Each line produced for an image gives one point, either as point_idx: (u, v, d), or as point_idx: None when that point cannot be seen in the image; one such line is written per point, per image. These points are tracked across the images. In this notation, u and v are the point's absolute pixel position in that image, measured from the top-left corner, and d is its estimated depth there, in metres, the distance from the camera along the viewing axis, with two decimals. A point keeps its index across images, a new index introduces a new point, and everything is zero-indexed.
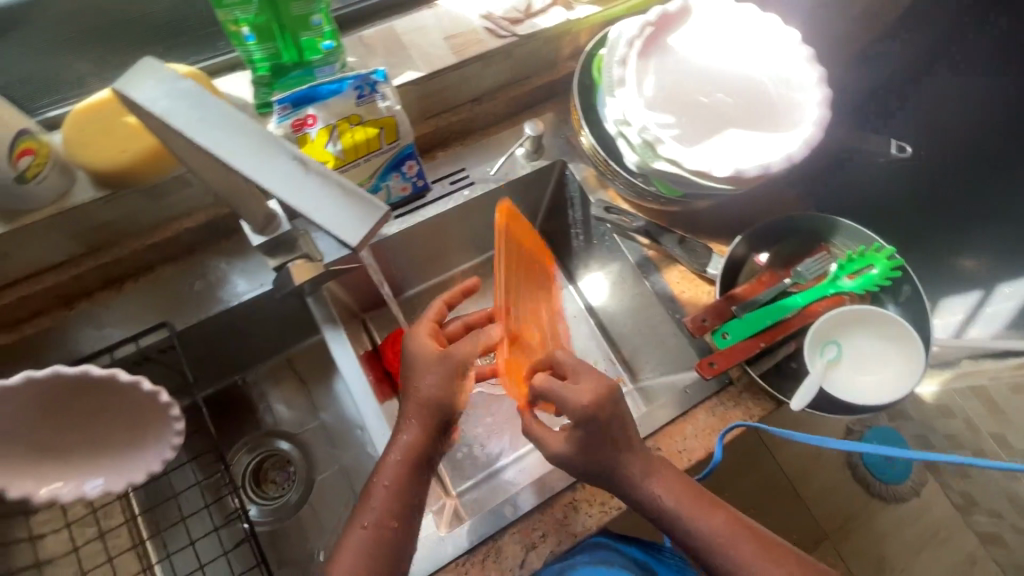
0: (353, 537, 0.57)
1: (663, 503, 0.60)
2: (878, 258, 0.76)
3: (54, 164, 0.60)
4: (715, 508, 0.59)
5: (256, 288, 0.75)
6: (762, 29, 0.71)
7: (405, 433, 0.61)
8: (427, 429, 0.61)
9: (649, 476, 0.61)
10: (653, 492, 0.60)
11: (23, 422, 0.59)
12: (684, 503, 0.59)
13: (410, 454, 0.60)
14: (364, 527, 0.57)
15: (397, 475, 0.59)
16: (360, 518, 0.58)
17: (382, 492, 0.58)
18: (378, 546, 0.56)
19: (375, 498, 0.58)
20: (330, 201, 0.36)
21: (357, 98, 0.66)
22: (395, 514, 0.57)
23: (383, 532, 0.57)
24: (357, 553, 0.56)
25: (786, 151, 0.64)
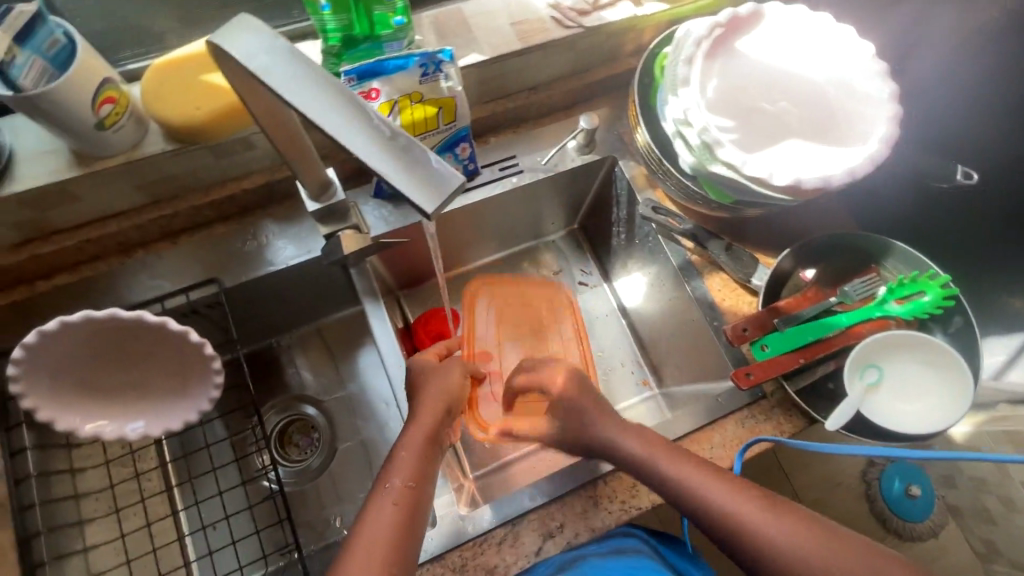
0: (377, 502, 0.55)
1: (663, 470, 0.61)
2: (930, 285, 0.73)
3: (130, 115, 0.62)
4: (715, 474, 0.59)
5: (303, 253, 0.77)
6: (837, 39, 0.70)
7: (420, 411, 0.64)
8: (440, 410, 0.65)
9: (646, 446, 0.64)
10: (650, 460, 0.63)
11: (79, 355, 0.62)
12: (678, 469, 0.61)
13: (427, 430, 0.62)
14: (392, 501, 0.55)
15: (414, 447, 0.60)
16: (381, 484, 0.57)
17: (404, 460, 0.59)
18: (406, 513, 0.54)
19: (395, 466, 0.58)
20: (408, 166, 0.37)
21: (421, 76, 0.67)
22: (416, 477, 0.57)
23: (408, 500, 0.55)
24: (389, 515, 0.53)
25: (848, 166, 0.63)
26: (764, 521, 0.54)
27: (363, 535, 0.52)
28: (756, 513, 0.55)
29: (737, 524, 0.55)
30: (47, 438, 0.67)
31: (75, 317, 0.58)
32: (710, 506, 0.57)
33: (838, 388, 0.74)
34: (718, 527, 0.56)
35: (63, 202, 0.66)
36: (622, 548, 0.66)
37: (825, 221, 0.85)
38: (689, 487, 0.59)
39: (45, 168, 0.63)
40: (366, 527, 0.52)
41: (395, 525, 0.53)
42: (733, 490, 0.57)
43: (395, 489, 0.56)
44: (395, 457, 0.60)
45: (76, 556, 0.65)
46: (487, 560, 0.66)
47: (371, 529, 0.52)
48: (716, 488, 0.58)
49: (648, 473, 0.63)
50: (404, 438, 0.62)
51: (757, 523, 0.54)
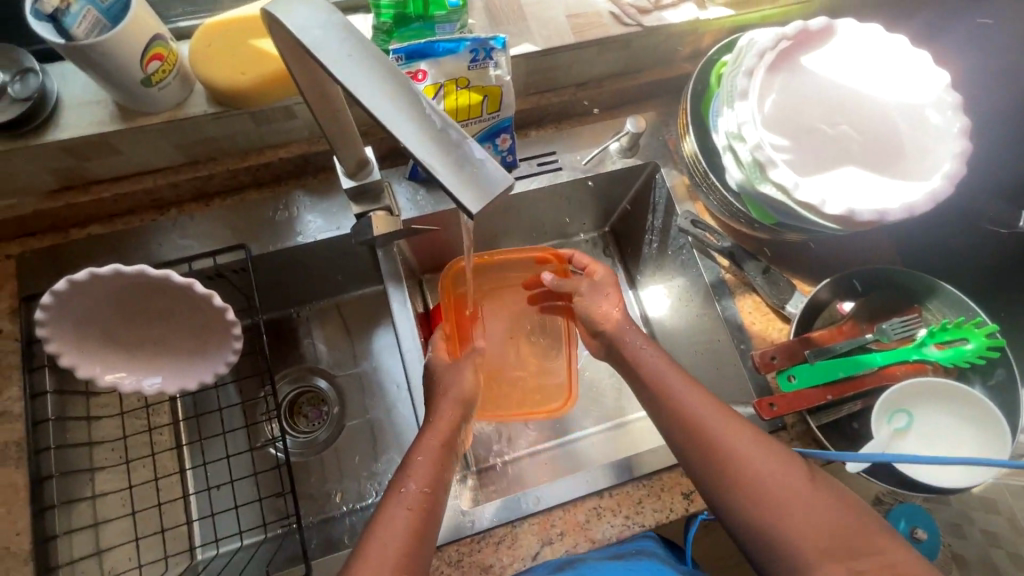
0: (392, 504, 0.56)
1: (697, 419, 0.60)
2: (975, 333, 0.69)
3: (177, 74, 0.62)
4: (746, 434, 0.59)
5: (333, 229, 0.76)
6: (910, 65, 0.66)
7: (436, 417, 0.65)
8: (455, 417, 0.66)
9: (687, 394, 0.63)
10: (687, 406, 0.61)
11: (105, 308, 0.63)
12: (717, 420, 0.60)
13: (444, 435, 0.63)
14: (406, 506, 0.56)
15: (432, 453, 0.61)
16: (396, 486, 0.58)
17: (421, 466, 0.60)
18: (421, 516, 0.56)
19: (411, 471, 0.59)
20: (456, 159, 0.36)
21: (471, 61, 0.65)
22: (431, 483, 0.58)
23: (421, 505, 0.56)
24: (405, 516, 0.55)
25: (905, 201, 0.60)
26: (780, 486, 0.55)
27: (380, 537, 0.53)
28: (776, 479, 0.55)
29: (750, 483, 0.56)
30: (68, 384, 0.69)
31: (105, 270, 0.59)
32: (730, 462, 0.57)
33: (863, 428, 0.71)
34: (724, 479, 0.57)
35: (104, 153, 0.67)
36: (623, 553, 0.63)
37: (870, 252, 0.81)
38: (715, 440, 0.58)
39: (90, 118, 0.63)
40: (383, 527, 0.54)
41: (410, 529, 0.54)
42: (759, 453, 0.57)
43: (410, 494, 0.57)
44: (413, 461, 0.61)
45: (84, 502, 0.67)
46: (483, 558, 0.65)
47: (388, 532, 0.54)
48: (744, 447, 0.58)
49: (680, 419, 0.61)
50: (420, 441, 0.63)
51: (771, 486, 0.55)
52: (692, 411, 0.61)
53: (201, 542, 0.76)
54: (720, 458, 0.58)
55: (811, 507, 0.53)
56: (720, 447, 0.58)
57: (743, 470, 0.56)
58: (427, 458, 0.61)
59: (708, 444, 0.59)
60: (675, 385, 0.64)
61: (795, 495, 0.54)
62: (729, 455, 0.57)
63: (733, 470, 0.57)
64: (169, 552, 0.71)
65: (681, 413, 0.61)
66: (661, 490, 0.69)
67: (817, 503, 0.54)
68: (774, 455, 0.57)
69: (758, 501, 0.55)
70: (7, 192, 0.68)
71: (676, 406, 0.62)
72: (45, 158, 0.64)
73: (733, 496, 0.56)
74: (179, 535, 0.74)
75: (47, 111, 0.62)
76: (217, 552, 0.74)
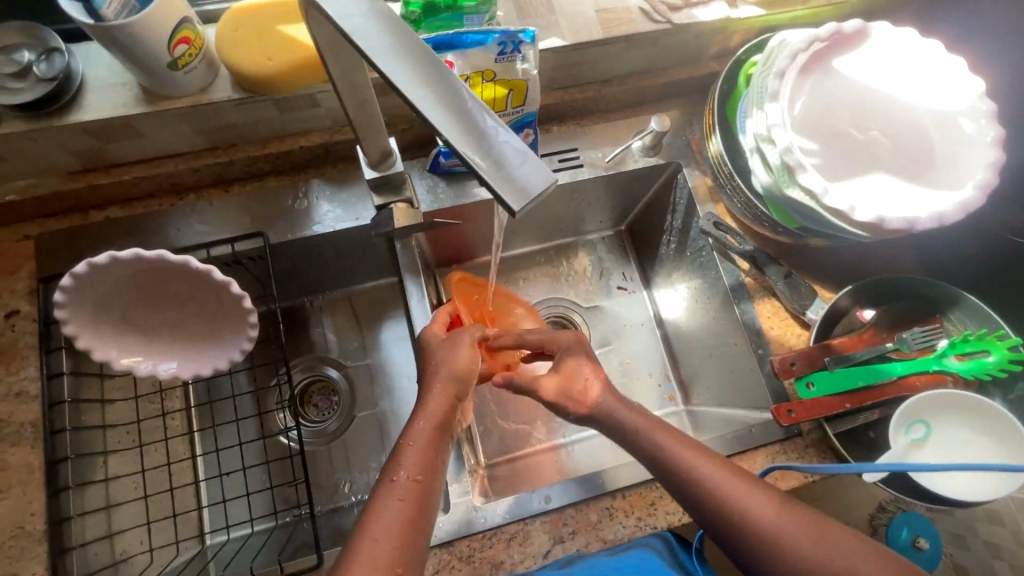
0: (382, 497, 0.53)
1: (691, 475, 0.56)
2: (996, 345, 0.68)
3: (203, 58, 0.61)
4: (746, 483, 0.55)
5: (351, 220, 0.76)
6: (945, 72, 0.65)
7: (427, 400, 0.61)
8: (448, 397, 0.62)
9: (678, 450, 0.58)
10: (679, 465, 0.57)
11: (123, 290, 0.62)
12: (710, 477, 0.56)
13: (434, 419, 0.59)
14: (398, 498, 0.53)
15: (422, 438, 0.58)
16: (387, 476, 0.55)
17: (411, 452, 0.57)
18: (412, 510, 0.53)
19: (401, 460, 0.56)
20: (498, 154, 0.35)
21: (498, 54, 0.64)
22: (424, 471, 0.55)
23: (414, 495, 0.54)
24: (391, 513, 0.52)
25: (936, 209, 0.59)
26: (798, 541, 0.51)
27: (371, 533, 0.51)
28: (794, 531, 0.52)
29: (768, 542, 0.52)
30: (84, 366, 0.69)
31: (125, 253, 0.58)
32: (742, 519, 0.53)
33: (880, 438, 0.70)
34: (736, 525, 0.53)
35: (125, 136, 0.66)
36: (627, 546, 0.63)
37: (891, 260, 0.80)
38: (716, 498, 0.55)
39: (114, 100, 0.63)
40: (373, 521, 0.52)
41: (401, 524, 0.51)
42: (768, 505, 0.53)
43: (400, 484, 0.54)
44: (403, 447, 0.57)
45: (97, 484, 0.67)
46: (494, 554, 0.65)
47: (379, 525, 0.51)
48: (749, 501, 0.54)
49: (675, 478, 0.57)
50: (411, 425, 0.59)
51: (791, 541, 0.51)
52: (686, 473, 0.56)
53: (210, 528, 0.76)
54: (732, 516, 0.54)
55: (836, 556, 0.50)
56: (726, 504, 0.54)
57: (756, 527, 0.53)
58: (421, 442, 0.57)
59: (710, 501, 0.55)
60: (657, 438, 0.59)
61: (813, 545, 0.51)
62: (738, 514, 0.54)
63: (745, 526, 0.53)
64: (180, 536, 0.71)
65: (674, 470, 0.57)
66: None
67: (838, 550, 0.51)
68: (779, 504, 0.53)
69: (782, 556, 0.51)
70: (27, 172, 0.68)
71: (665, 466, 0.58)
72: (67, 139, 0.64)
73: (756, 555, 0.53)
74: (189, 520, 0.74)
75: (71, 92, 0.62)
76: (227, 538, 0.74)
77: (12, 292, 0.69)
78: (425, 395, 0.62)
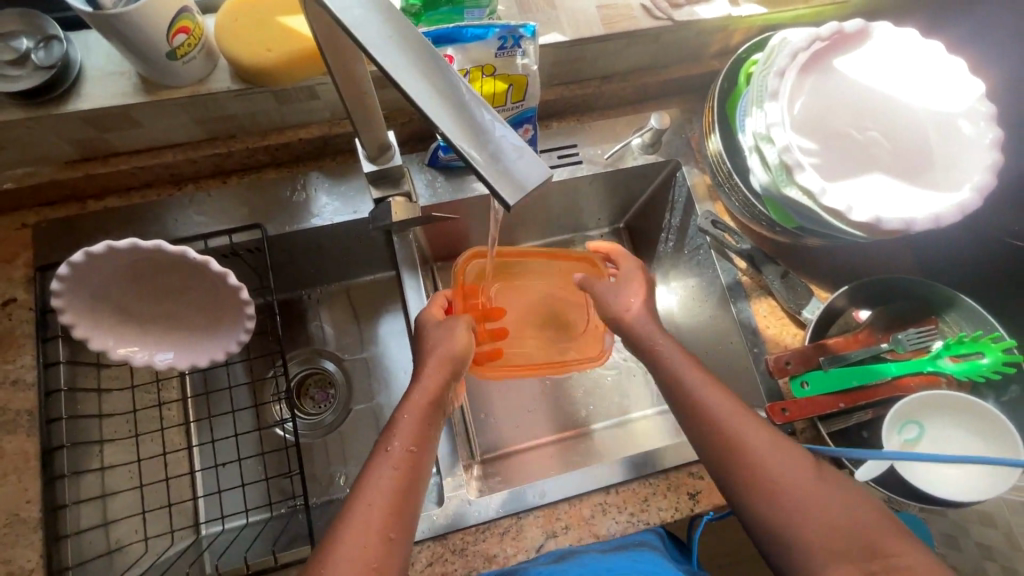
0: (376, 466, 0.55)
1: (715, 415, 0.58)
2: (991, 347, 0.68)
3: (202, 48, 0.61)
4: (766, 433, 0.57)
5: (349, 213, 0.76)
6: (945, 73, 0.64)
7: (423, 376, 0.62)
8: (443, 377, 0.63)
9: (709, 390, 0.60)
10: (708, 407, 0.59)
11: (119, 280, 0.62)
12: (732, 417, 0.58)
13: (430, 394, 0.61)
14: (392, 467, 0.55)
15: (418, 412, 0.59)
16: (382, 446, 0.57)
17: (407, 424, 0.58)
18: (403, 477, 0.54)
19: (396, 430, 0.58)
20: (494, 149, 0.35)
21: (498, 49, 0.64)
22: (417, 442, 0.57)
23: (407, 465, 0.55)
24: (385, 477, 0.54)
25: (934, 211, 0.59)
26: (798, 485, 0.53)
27: (364, 498, 0.52)
28: (796, 481, 0.53)
29: (767, 481, 0.54)
30: (81, 355, 0.69)
31: (122, 243, 0.58)
32: (749, 459, 0.55)
33: (873, 438, 0.71)
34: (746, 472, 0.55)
35: (124, 125, 0.66)
36: (625, 545, 0.62)
37: (888, 261, 0.80)
38: (731, 436, 0.57)
39: (112, 89, 0.63)
40: (367, 487, 0.53)
41: (393, 492, 0.53)
42: (780, 453, 0.55)
43: (395, 454, 0.56)
44: (399, 420, 0.59)
45: (93, 473, 0.67)
46: (487, 547, 0.65)
47: (373, 490, 0.53)
48: (762, 445, 0.56)
49: (697, 415, 0.59)
50: (407, 399, 0.61)
51: (792, 485, 0.53)
52: (712, 411, 0.58)
53: (205, 518, 0.76)
54: (740, 455, 0.56)
55: (829, 508, 0.52)
56: (740, 441, 0.56)
57: (761, 468, 0.54)
58: (417, 416, 0.59)
59: (725, 438, 0.57)
60: (689, 378, 0.61)
61: (810, 494, 0.52)
62: (748, 454, 0.55)
63: (751, 465, 0.55)
64: (175, 525, 0.72)
65: (698, 407, 0.59)
66: (667, 490, 0.69)
67: (833, 502, 0.52)
68: (791, 454, 0.55)
69: (778, 496, 0.53)
70: (24, 160, 0.68)
71: (693, 403, 0.60)
72: (65, 128, 0.64)
73: (750, 493, 0.54)
74: (184, 510, 0.74)
75: (69, 81, 0.62)
76: (222, 529, 0.74)
77: (9, 281, 0.69)
78: (424, 369, 0.63)
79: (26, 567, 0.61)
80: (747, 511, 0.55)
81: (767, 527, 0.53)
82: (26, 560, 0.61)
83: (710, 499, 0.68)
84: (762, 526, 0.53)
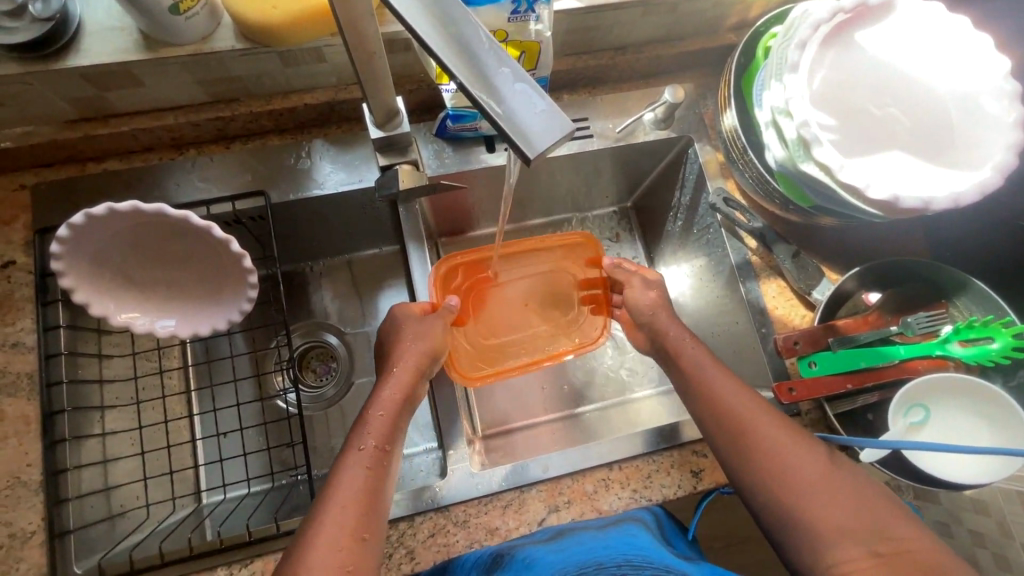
0: (348, 465, 0.55)
1: (730, 407, 0.59)
2: (1001, 332, 0.66)
3: (206, 5, 0.60)
4: (781, 427, 0.57)
5: (354, 181, 0.74)
6: (974, 48, 0.62)
7: (383, 389, 0.62)
8: (407, 382, 0.63)
9: (729, 390, 0.60)
10: (731, 409, 0.59)
11: (118, 244, 0.61)
12: (749, 412, 0.58)
13: (401, 389, 0.62)
14: (365, 466, 0.55)
15: (391, 408, 0.60)
16: (354, 444, 0.56)
17: (380, 422, 0.59)
18: (374, 469, 0.55)
19: (368, 428, 0.58)
20: (515, 103, 0.34)
21: (511, 14, 0.61)
22: (390, 440, 0.58)
23: (380, 465, 0.55)
24: (354, 465, 0.54)
25: (953, 190, 0.58)
26: (806, 475, 0.53)
27: (337, 492, 0.52)
28: (812, 485, 0.53)
29: (773, 474, 0.55)
30: (81, 319, 0.68)
31: (123, 206, 0.56)
32: (759, 452, 0.56)
33: (878, 421, 0.70)
34: (764, 469, 0.55)
35: (125, 84, 0.64)
36: (620, 520, 0.61)
37: (897, 244, 0.80)
38: (748, 435, 0.57)
39: (112, 45, 0.61)
40: (340, 488, 0.53)
41: (364, 490, 0.53)
42: (795, 446, 0.56)
43: (366, 452, 0.56)
44: (364, 419, 0.59)
45: (94, 438, 0.66)
46: (489, 520, 0.65)
47: (344, 492, 0.53)
48: (772, 434, 0.56)
49: (718, 414, 0.59)
50: (377, 396, 0.61)
51: (804, 475, 0.54)
52: (728, 410, 0.59)
53: (207, 486, 0.76)
54: (751, 446, 0.56)
55: (835, 498, 0.52)
56: (752, 435, 0.57)
57: (771, 461, 0.55)
58: (390, 414, 0.60)
59: (738, 430, 0.58)
60: (699, 368, 0.63)
61: (819, 491, 0.53)
62: (763, 451, 0.56)
63: (761, 456, 0.56)
64: (176, 493, 0.72)
65: (716, 405, 0.60)
66: (670, 467, 0.69)
67: (845, 493, 0.52)
68: (806, 449, 0.55)
69: (784, 486, 0.54)
70: (23, 119, 0.66)
71: (709, 399, 0.60)
72: (65, 85, 0.62)
73: (761, 484, 0.55)
74: (185, 478, 0.74)
75: (69, 36, 0.60)
76: (225, 497, 0.74)
77: (8, 243, 0.68)
78: (396, 362, 0.64)
79: (27, 530, 0.61)
80: (757, 503, 0.55)
81: (772, 517, 0.54)
82: (27, 522, 0.61)
83: (713, 476, 0.68)
84: (767, 517, 0.54)
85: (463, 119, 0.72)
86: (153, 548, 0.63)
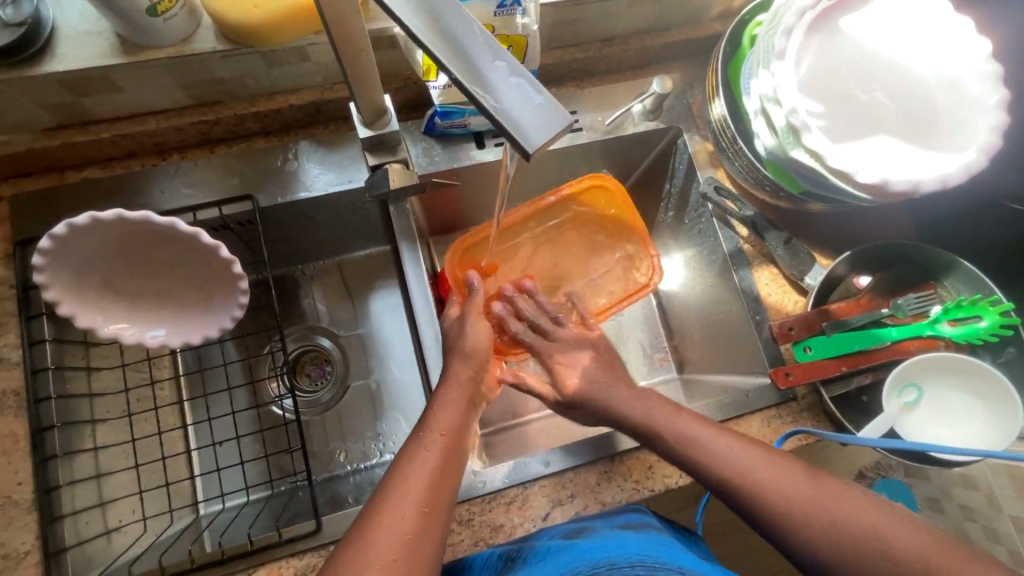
0: (414, 450, 0.56)
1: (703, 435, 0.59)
2: (988, 310, 0.68)
3: (185, 5, 0.58)
4: (766, 454, 0.57)
5: (343, 182, 0.73)
6: (956, 31, 0.63)
7: (450, 382, 0.62)
8: (461, 405, 0.60)
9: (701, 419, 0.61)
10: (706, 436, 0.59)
11: (104, 254, 0.59)
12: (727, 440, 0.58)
13: (465, 387, 0.62)
14: (427, 447, 0.56)
15: (456, 404, 0.60)
16: (419, 433, 0.57)
17: (446, 414, 0.59)
18: (431, 492, 0.52)
19: (434, 417, 0.59)
20: (512, 96, 0.34)
21: (497, 7, 0.61)
22: (454, 430, 0.58)
23: (442, 447, 0.56)
24: (408, 478, 0.53)
25: (940, 172, 0.59)
26: (796, 488, 0.54)
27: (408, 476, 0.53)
28: (812, 499, 0.53)
29: (774, 497, 0.54)
30: (67, 332, 0.66)
31: (107, 214, 0.55)
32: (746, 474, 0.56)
33: (873, 401, 0.71)
34: (757, 490, 0.55)
35: (103, 90, 0.63)
36: (629, 522, 0.59)
37: (884, 227, 0.81)
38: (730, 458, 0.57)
39: (88, 50, 0.59)
40: (406, 468, 0.54)
41: (431, 470, 0.54)
42: (783, 471, 0.55)
43: (432, 437, 0.57)
44: (418, 439, 0.57)
45: (86, 453, 0.65)
46: (493, 518, 0.65)
47: (411, 473, 0.53)
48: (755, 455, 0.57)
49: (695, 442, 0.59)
50: (442, 390, 0.61)
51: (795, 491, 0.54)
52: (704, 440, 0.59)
53: (204, 497, 0.74)
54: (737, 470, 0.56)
55: (835, 503, 0.52)
56: (732, 457, 0.57)
57: (762, 480, 0.55)
58: (452, 437, 0.57)
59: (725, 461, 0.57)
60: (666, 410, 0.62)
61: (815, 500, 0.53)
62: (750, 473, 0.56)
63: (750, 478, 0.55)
64: (173, 505, 0.71)
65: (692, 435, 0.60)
66: None
67: (841, 499, 0.53)
68: (792, 470, 0.55)
69: (783, 502, 0.53)
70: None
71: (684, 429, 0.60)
72: (40, 91, 0.61)
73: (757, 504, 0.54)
74: (181, 490, 0.73)
75: (41, 42, 0.58)
76: (223, 507, 0.72)
77: None
78: (446, 380, 0.62)
79: (21, 550, 0.59)
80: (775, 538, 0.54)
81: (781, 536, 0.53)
82: (20, 542, 0.60)
83: None
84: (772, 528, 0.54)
85: (452, 116, 0.71)
86: (154, 561, 0.62)
